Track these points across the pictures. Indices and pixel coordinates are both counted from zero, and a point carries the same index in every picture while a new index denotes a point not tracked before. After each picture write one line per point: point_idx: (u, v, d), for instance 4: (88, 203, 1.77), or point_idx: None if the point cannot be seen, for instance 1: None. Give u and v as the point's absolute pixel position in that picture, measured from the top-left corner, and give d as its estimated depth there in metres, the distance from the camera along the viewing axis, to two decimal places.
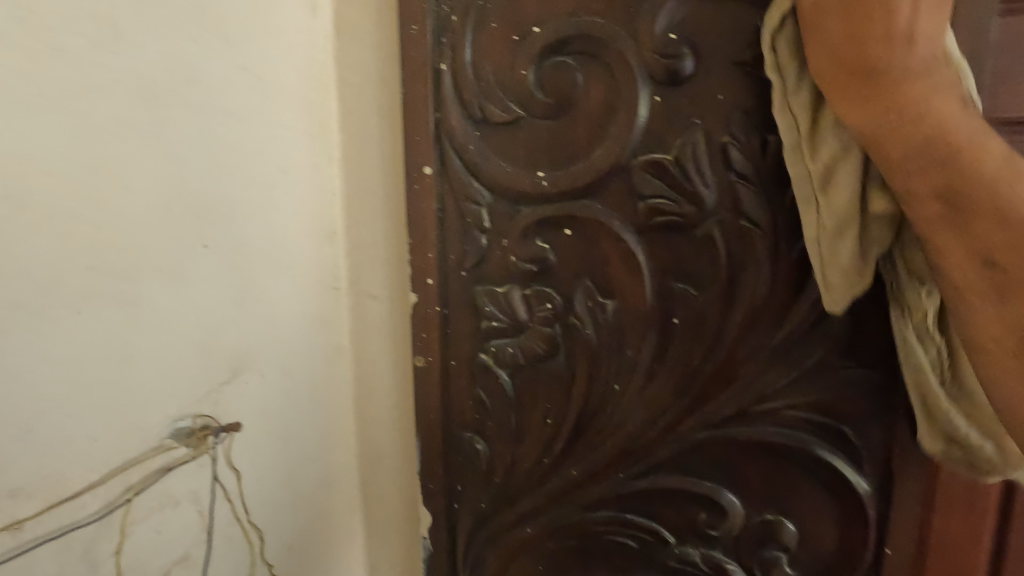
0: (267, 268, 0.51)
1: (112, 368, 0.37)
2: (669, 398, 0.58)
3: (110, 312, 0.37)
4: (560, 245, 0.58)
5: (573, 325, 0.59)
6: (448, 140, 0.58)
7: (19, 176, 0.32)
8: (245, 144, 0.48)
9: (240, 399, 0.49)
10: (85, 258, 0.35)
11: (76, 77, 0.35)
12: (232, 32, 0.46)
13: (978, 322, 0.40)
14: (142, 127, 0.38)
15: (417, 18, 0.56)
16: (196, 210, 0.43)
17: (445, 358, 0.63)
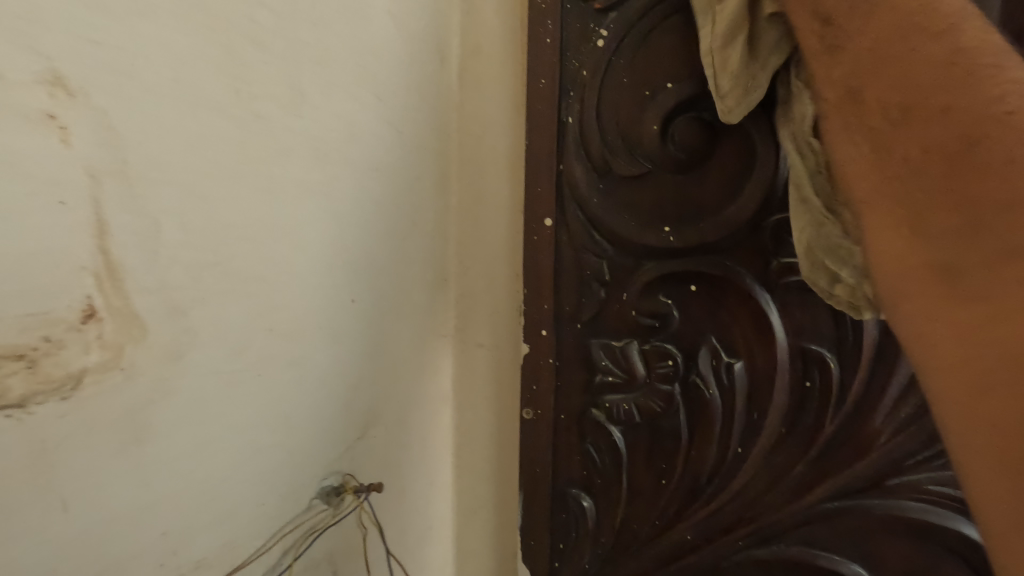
0: (394, 319, 0.52)
1: (278, 429, 0.37)
2: (798, 464, 0.55)
3: (281, 375, 0.37)
4: (683, 300, 0.56)
5: (695, 385, 0.57)
6: (569, 191, 0.57)
7: (223, 244, 0.31)
8: (384, 197, 0.48)
9: (369, 452, 0.49)
10: (267, 320, 0.35)
11: (273, 141, 0.35)
12: (382, 87, 0.47)
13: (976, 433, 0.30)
14: (314, 187, 0.39)
15: (546, 73, 0.56)
16: (347, 264, 0.43)
17: (555, 411, 0.61)
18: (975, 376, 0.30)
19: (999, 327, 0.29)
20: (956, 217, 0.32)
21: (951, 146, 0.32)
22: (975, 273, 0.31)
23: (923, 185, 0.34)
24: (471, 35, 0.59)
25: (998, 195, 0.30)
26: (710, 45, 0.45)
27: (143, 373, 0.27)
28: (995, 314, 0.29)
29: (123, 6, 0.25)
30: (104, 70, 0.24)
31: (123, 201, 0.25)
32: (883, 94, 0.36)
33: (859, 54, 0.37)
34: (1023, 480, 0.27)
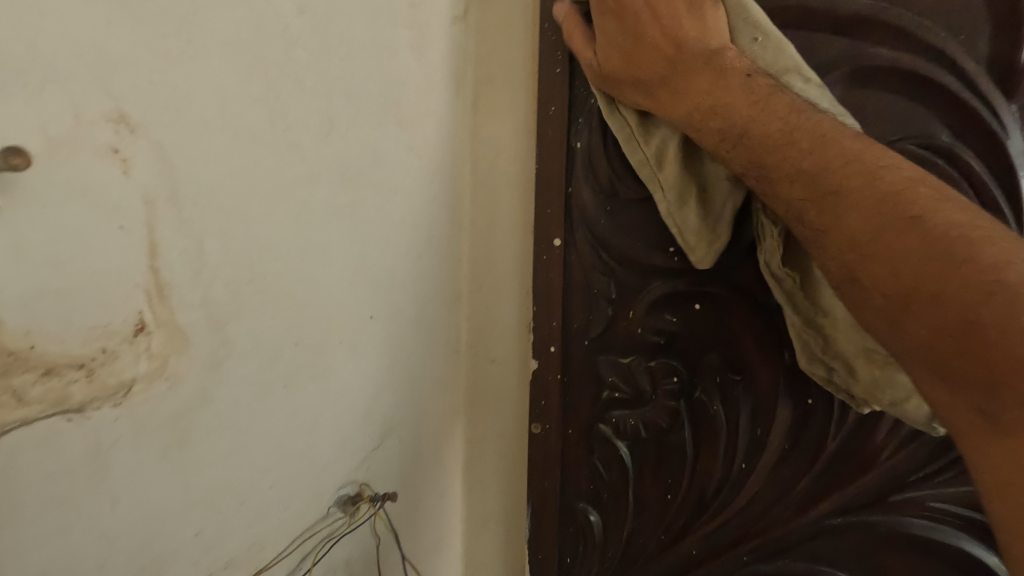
0: (411, 335, 0.54)
1: (302, 440, 0.38)
2: (802, 480, 0.56)
3: (308, 386, 0.39)
4: (689, 319, 0.58)
5: (700, 402, 0.58)
6: (578, 213, 0.60)
7: (259, 263, 0.33)
8: (404, 217, 0.51)
9: (386, 463, 0.51)
10: (296, 335, 0.37)
11: (305, 168, 0.37)
12: (403, 115, 0.50)
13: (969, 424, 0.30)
14: (342, 209, 0.41)
15: (557, 100, 0.59)
16: (369, 282, 0.46)
17: (563, 425, 0.63)
18: (936, 356, 0.31)
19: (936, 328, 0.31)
20: (879, 255, 0.34)
21: (862, 203, 0.36)
22: (898, 280, 0.33)
23: (846, 249, 0.37)
24: (486, 64, 0.62)
25: (881, 203, 0.35)
26: (649, 176, 0.52)
27: (185, 382, 0.29)
28: (941, 334, 0.31)
29: (178, 50, 0.27)
30: (157, 106, 0.27)
31: (169, 225, 0.28)
32: (789, 185, 0.40)
33: (717, 108, 0.44)
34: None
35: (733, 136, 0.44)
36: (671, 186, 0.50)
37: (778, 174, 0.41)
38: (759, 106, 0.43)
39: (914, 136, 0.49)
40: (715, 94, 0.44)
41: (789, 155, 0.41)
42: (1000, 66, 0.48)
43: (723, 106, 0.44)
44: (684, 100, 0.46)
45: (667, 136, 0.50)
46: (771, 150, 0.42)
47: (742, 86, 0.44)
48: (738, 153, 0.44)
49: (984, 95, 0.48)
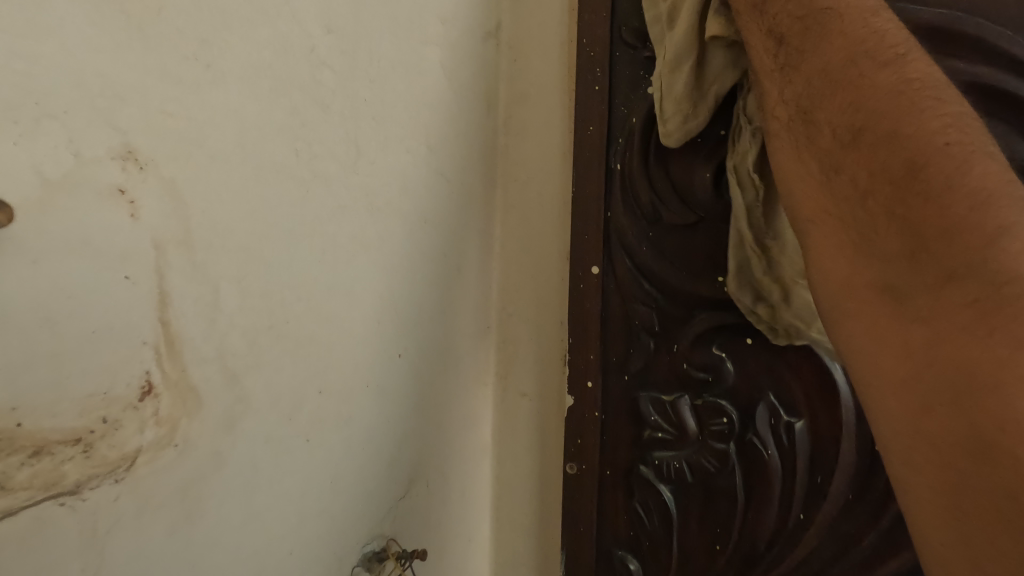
0: (440, 371, 0.51)
1: (324, 495, 0.35)
2: (867, 535, 0.51)
3: (331, 437, 0.35)
4: (740, 354, 0.53)
5: (753, 446, 0.53)
6: (617, 239, 0.56)
7: (280, 307, 0.31)
8: (434, 247, 0.48)
9: (413, 511, 0.47)
10: (319, 382, 0.34)
11: (331, 201, 0.34)
12: (434, 138, 0.47)
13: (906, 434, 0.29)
14: (369, 242, 0.39)
15: (595, 120, 0.55)
16: (397, 319, 0.43)
17: (600, 466, 0.58)
18: (941, 380, 0.28)
19: (948, 370, 0.27)
20: (925, 258, 0.29)
21: (924, 178, 0.30)
22: (929, 285, 0.29)
23: (871, 201, 0.33)
24: (518, 81, 0.59)
25: (961, 202, 0.28)
26: (661, 74, 0.48)
27: (196, 447, 0.26)
28: (952, 332, 0.27)
29: (193, 76, 0.25)
30: (170, 137, 0.24)
31: (192, 271, 0.25)
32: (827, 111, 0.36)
33: (825, 42, 0.37)
34: (1007, 497, 0.24)
35: (804, 41, 0.38)
36: (675, 88, 0.47)
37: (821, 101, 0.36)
38: (860, 14, 0.36)
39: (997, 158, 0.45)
40: (811, 18, 0.38)
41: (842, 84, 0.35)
42: None
43: (833, 29, 0.37)
44: (779, 3, 0.40)
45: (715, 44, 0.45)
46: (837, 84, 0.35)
47: (860, 17, 0.36)
48: (794, 90, 0.39)
49: None
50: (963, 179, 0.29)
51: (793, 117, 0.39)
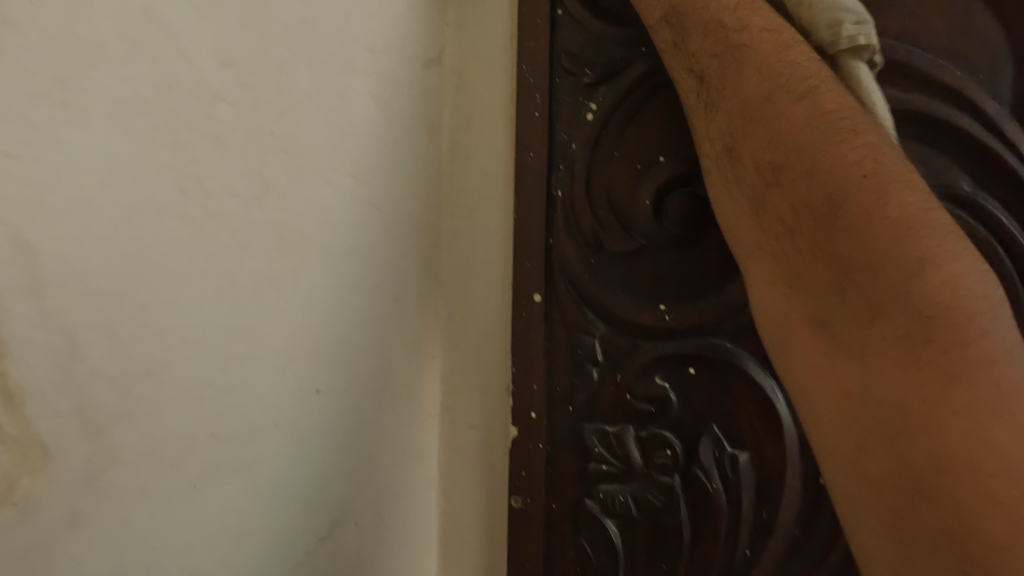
0: (372, 404, 0.49)
1: (222, 544, 0.34)
2: (814, 573, 0.49)
3: (225, 485, 0.34)
4: (683, 385, 0.52)
5: (698, 479, 0.52)
6: (560, 266, 0.55)
7: (159, 349, 0.29)
8: (363, 278, 0.47)
9: (335, 554, 0.45)
10: (211, 426, 0.32)
11: (228, 237, 0.33)
12: (361, 168, 0.46)
13: (845, 488, 0.39)
14: (279, 278, 0.37)
15: (536, 146, 0.55)
16: (314, 355, 0.41)
17: (547, 500, 0.56)
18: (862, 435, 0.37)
19: (871, 406, 0.37)
20: (884, 326, 0.36)
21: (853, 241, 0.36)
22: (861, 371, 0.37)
23: (850, 296, 0.37)
24: (462, 108, 0.58)
25: (899, 274, 0.35)
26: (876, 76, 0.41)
27: (46, 507, 0.25)
28: (927, 379, 0.34)
29: (47, 116, 0.24)
30: (15, 180, 0.23)
31: (39, 319, 0.24)
32: (819, 225, 0.38)
33: (761, 151, 0.41)
34: (943, 522, 0.34)
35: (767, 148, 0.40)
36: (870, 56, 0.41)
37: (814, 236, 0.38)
38: (799, 126, 0.39)
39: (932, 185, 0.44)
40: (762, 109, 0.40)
41: (812, 203, 0.38)
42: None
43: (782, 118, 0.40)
44: (729, 96, 0.42)
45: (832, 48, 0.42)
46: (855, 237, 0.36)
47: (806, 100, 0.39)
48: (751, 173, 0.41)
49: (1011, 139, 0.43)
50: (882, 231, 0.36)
51: (783, 211, 0.40)
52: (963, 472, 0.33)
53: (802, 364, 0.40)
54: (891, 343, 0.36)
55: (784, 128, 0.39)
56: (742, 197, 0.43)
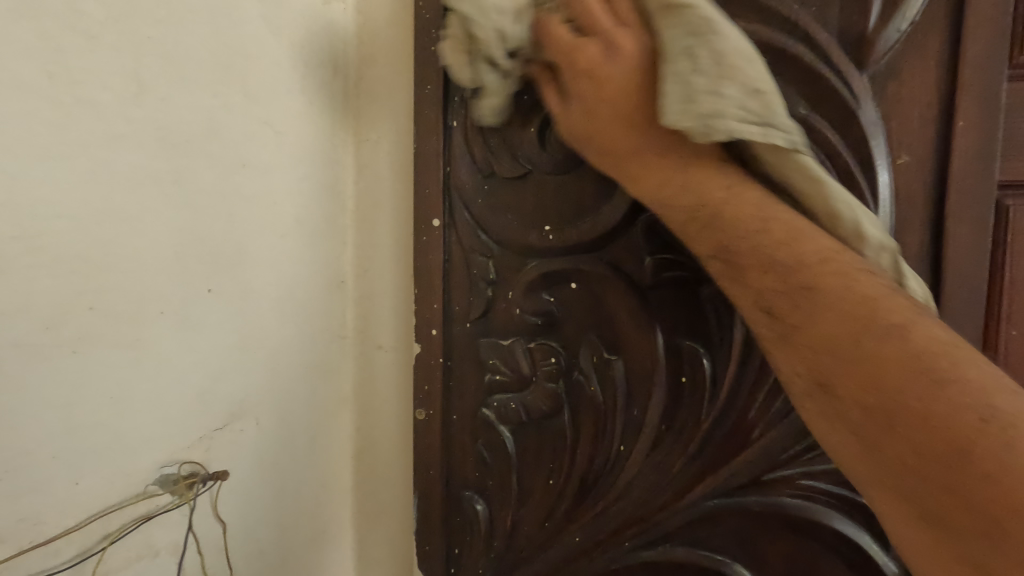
0: (273, 314, 0.53)
1: (104, 410, 0.38)
2: (678, 462, 0.55)
3: (109, 354, 0.38)
4: (566, 298, 0.57)
5: (579, 383, 0.57)
6: (457, 193, 0.59)
7: (30, 219, 0.33)
8: (259, 193, 0.50)
9: (234, 446, 0.49)
10: (90, 298, 0.36)
11: (102, 127, 0.37)
12: (255, 89, 0.49)
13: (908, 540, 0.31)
14: (161, 175, 0.41)
15: (432, 78, 0.58)
16: (207, 256, 0.45)
17: (446, 411, 0.61)
18: (940, 497, 0.29)
19: (907, 438, 0.30)
20: (873, 400, 0.31)
21: (828, 320, 0.34)
22: (902, 453, 0.30)
23: (832, 357, 0.33)
24: (366, 44, 0.61)
25: (877, 358, 0.31)
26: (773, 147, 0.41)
27: None
28: (900, 464, 0.30)
29: None
30: None
31: None
32: (831, 371, 0.33)
33: (756, 265, 0.38)
34: (958, 488, 0.28)
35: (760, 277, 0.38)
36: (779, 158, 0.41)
37: (813, 370, 0.34)
38: (785, 238, 0.38)
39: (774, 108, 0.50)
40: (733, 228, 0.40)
41: (701, 203, 0.42)
42: (849, 35, 0.48)
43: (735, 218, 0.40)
44: (726, 238, 0.40)
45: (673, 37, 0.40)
46: (700, 205, 0.42)
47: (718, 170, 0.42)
48: (779, 336, 0.37)
49: (835, 64, 0.47)
50: (856, 317, 0.33)
51: (813, 386, 0.35)
52: (963, 490, 0.28)
53: (894, 510, 0.32)
54: (841, 415, 0.33)
55: (710, 239, 0.41)
56: (790, 344, 0.36)
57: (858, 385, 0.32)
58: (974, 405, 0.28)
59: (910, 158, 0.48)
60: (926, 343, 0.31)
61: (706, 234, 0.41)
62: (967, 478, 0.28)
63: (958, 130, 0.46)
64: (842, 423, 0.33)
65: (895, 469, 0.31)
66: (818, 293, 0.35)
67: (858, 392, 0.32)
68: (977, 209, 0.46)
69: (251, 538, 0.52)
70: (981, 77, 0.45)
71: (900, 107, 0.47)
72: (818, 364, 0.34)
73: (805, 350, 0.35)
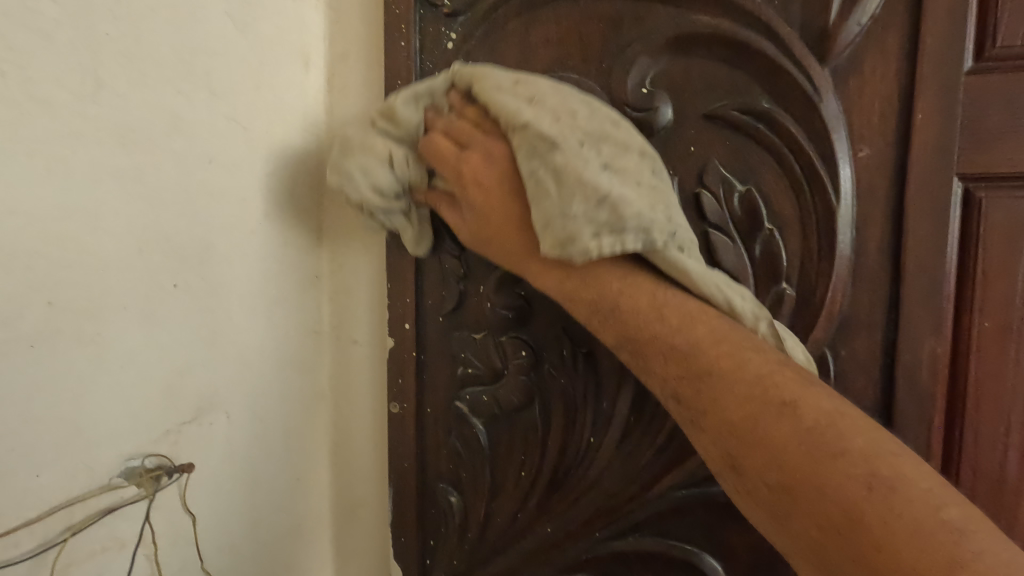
0: (243, 309, 0.53)
1: (64, 403, 0.38)
2: (646, 454, 0.55)
3: (67, 349, 0.38)
4: (536, 292, 0.58)
5: (549, 376, 0.58)
6: None
7: None
8: (226, 189, 0.50)
9: (203, 440, 0.49)
10: (47, 293, 0.37)
11: (58, 124, 0.37)
12: (220, 86, 0.49)
13: None
14: (122, 171, 0.41)
15: (402, 74, 0.58)
16: (171, 252, 0.45)
17: (420, 405, 0.62)
18: (850, 568, 0.31)
19: (825, 513, 0.32)
20: (794, 485, 0.33)
21: (746, 406, 0.36)
22: (813, 526, 0.33)
23: (753, 450, 0.36)
24: (338, 40, 0.61)
25: (793, 452, 0.34)
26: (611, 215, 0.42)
27: None
28: (819, 539, 0.32)
29: None
30: None
31: None
32: (754, 461, 0.35)
33: (675, 370, 0.41)
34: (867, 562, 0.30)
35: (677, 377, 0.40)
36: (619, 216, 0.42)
37: (725, 455, 0.37)
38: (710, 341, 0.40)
39: (738, 102, 0.50)
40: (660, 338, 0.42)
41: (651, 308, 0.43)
42: (811, 29, 0.48)
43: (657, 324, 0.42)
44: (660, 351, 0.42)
45: (548, 130, 0.44)
46: (602, 299, 0.45)
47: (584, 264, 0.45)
48: (693, 422, 0.39)
49: (797, 58, 0.48)
50: (770, 418, 0.35)
51: (727, 463, 0.37)
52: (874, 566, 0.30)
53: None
54: (757, 493, 0.36)
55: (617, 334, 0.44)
56: (714, 434, 0.38)
57: (775, 467, 0.34)
58: (861, 474, 0.32)
59: (870, 151, 0.48)
60: (847, 448, 0.33)
61: (611, 325, 0.45)
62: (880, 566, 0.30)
63: (917, 123, 0.46)
64: (766, 502, 0.35)
65: (813, 538, 0.33)
66: (713, 378, 0.38)
67: (780, 477, 0.34)
68: (937, 200, 0.46)
69: (223, 530, 0.52)
70: (941, 71, 0.45)
71: (861, 100, 0.48)
72: (733, 454, 0.37)
73: (727, 443, 0.37)
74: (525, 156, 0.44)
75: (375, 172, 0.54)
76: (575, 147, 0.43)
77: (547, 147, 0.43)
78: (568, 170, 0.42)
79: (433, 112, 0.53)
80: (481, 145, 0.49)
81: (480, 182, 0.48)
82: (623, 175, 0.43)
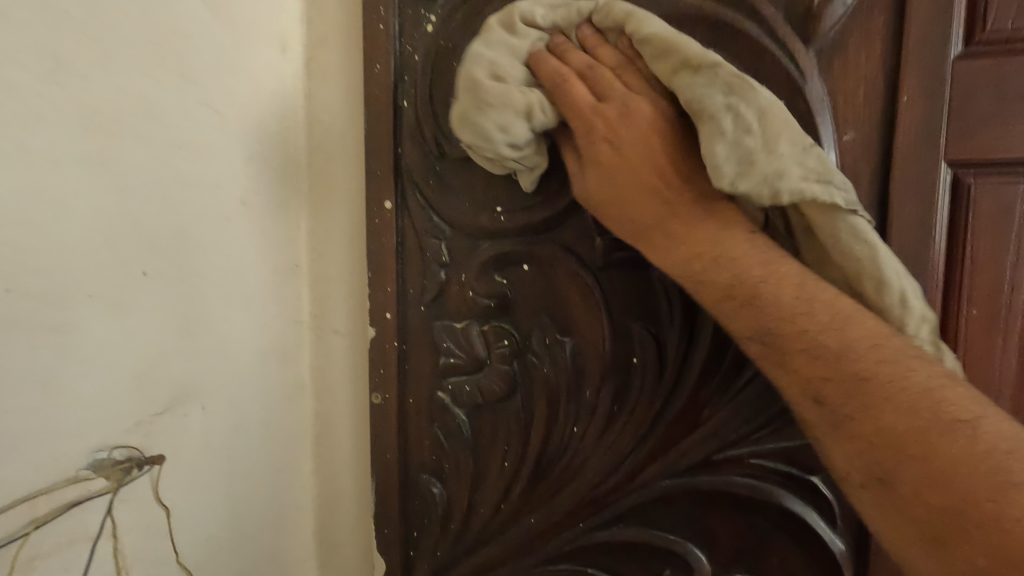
0: (219, 298, 0.52)
1: (26, 394, 0.37)
2: (629, 443, 0.55)
3: (27, 338, 0.37)
4: (518, 280, 0.57)
5: (532, 365, 0.57)
6: (409, 175, 0.58)
7: None
8: (200, 175, 0.49)
9: (178, 431, 0.48)
10: (6, 281, 0.35)
11: (18, 105, 0.36)
12: (192, 69, 0.48)
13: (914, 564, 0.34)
14: (87, 155, 0.40)
15: (381, 58, 0.56)
16: (141, 239, 0.44)
17: (403, 395, 0.61)
18: (936, 521, 0.32)
19: (913, 470, 0.34)
20: (885, 427, 0.35)
21: (822, 352, 0.38)
22: (905, 481, 0.34)
23: (832, 382, 0.37)
24: (316, 24, 0.60)
25: (877, 389, 0.36)
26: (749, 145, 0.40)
27: None
28: (915, 493, 0.33)
29: None
30: None
31: None
32: (831, 400, 0.37)
33: (725, 299, 0.42)
34: (950, 519, 0.32)
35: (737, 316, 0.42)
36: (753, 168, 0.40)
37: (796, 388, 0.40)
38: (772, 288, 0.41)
39: None
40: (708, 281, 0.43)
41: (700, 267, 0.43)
42: (795, 10, 0.47)
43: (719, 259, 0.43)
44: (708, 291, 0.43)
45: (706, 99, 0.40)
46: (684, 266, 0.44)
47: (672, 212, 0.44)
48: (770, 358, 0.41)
49: (783, 39, 0.47)
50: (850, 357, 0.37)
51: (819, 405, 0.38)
52: (975, 523, 0.31)
53: (898, 525, 0.35)
54: (850, 439, 0.37)
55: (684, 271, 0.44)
56: (791, 374, 0.40)
57: (870, 411, 0.36)
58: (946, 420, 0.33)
59: (856, 135, 0.47)
60: (930, 396, 0.34)
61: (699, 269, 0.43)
62: (988, 523, 0.30)
63: (902, 105, 0.45)
64: (852, 446, 0.37)
65: (905, 494, 0.34)
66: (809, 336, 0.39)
67: (869, 409, 0.36)
68: (921, 185, 0.46)
69: (200, 522, 0.52)
70: (925, 53, 0.45)
71: (845, 83, 0.47)
72: (816, 388, 0.38)
73: (811, 376, 0.39)
74: (708, 128, 0.40)
75: (511, 129, 0.46)
76: (775, 150, 0.40)
77: (744, 129, 0.40)
78: (769, 111, 0.40)
79: (559, 35, 0.48)
80: (632, 141, 0.44)
81: (619, 148, 0.45)
82: (808, 165, 0.40)
